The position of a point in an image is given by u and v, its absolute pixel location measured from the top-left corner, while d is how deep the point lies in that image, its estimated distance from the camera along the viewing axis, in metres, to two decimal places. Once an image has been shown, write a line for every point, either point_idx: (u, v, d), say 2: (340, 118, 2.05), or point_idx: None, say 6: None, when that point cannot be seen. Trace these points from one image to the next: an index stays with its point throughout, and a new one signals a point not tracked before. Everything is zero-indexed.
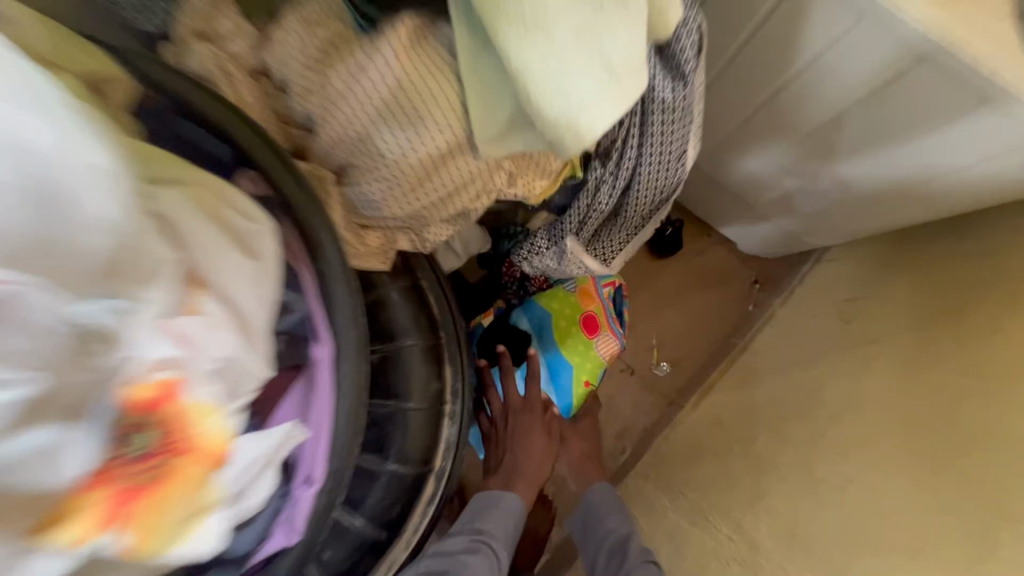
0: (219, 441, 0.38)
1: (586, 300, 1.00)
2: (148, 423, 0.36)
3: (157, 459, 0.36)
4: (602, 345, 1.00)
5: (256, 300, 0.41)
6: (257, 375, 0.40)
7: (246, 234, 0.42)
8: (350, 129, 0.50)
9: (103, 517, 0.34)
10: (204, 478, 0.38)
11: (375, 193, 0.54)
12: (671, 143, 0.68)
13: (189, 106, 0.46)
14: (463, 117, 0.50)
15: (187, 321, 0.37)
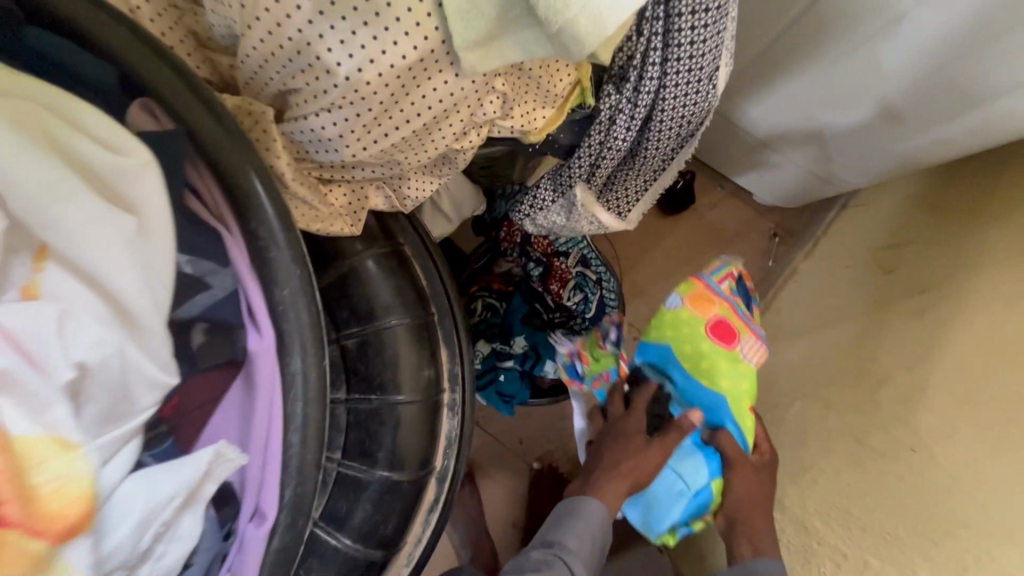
0: (62, 499, 0.28)
1: (704, 306, 0.76)
2: None
3: None
4: (749, 352, 0.75)
5: (127, 278, 0.30)
6: (136, 388, 0.30)
7: (115, 174, 0.30)
8: (281, 37, 0.37)
9: None
10: (44, 552, 0.28)
11: (326, 129, 0.41)
12: (703, 56, 0.54)
13: (41, 10, 0.33)
14: (438, 12, 0.37)
15: (14, 313, 0.28)
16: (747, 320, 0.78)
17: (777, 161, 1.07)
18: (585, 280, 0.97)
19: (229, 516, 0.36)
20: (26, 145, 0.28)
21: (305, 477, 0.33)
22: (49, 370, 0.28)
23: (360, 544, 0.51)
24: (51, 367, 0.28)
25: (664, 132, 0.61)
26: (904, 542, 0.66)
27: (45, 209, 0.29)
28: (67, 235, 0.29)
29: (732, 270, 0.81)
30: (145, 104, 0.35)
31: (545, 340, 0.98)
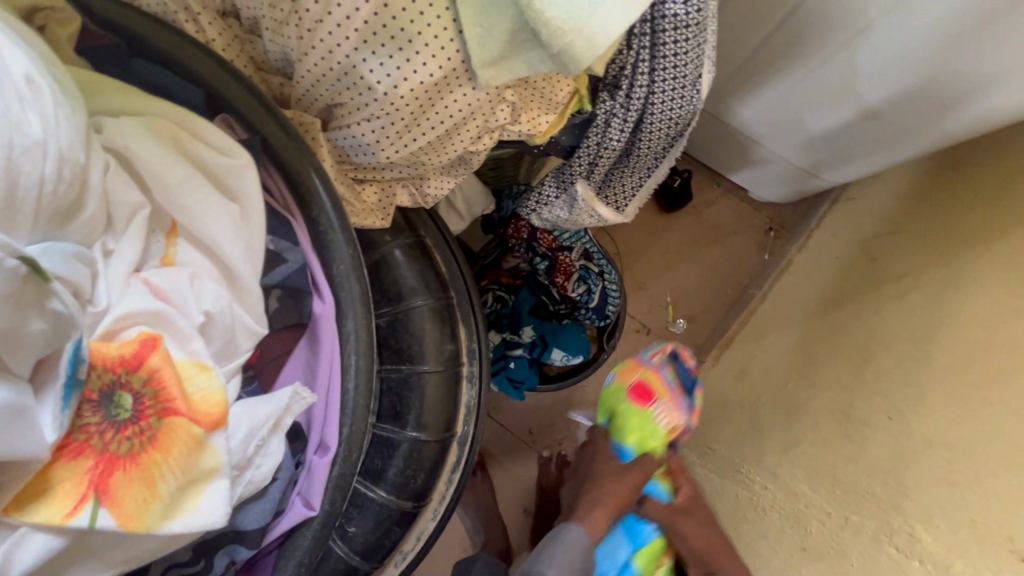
0: (206, 403, 0.37)
1: (629, 374, 0.85)
2: (135, 383, 0.36)
3: (142, 423, 0.36)
4: (663, 414, 0.81)
5: (237, 248, 0.40)
6: (247, 332, 0.41)
7: (221, 169, 0.40)
8: (332, 62, 0.44)
9: (88, 486, 0.34)
10: (198, 442, 0.36)
11: (365, 135, 0.49)
12: (686, 66, 0.61)
13: (145, 43, 0.41)
14: (459, 38, 0.44)
15: (162, 274, 0.38)
16: (672, 388, 0.84)
17: (766, 159, 1.14)
18: (586, 273, 1.05)
19: (298, 450, 0.45)
20: (167, 151, 0.39)
21: (357, 417, 0.41)
22: (189, 312, 0.38)
23: (393, 496, 0.58)
24: (189, 311, 0.38)
25: (654, 133, 0.68)
26: (881, 500, 0.73)
27: (181, 199, 0.39)
28: (192, 217, 0.39)
29: (666, 346, 0.88)
30: (225, 119, 0.44)
31: (552, 330, 1.08)
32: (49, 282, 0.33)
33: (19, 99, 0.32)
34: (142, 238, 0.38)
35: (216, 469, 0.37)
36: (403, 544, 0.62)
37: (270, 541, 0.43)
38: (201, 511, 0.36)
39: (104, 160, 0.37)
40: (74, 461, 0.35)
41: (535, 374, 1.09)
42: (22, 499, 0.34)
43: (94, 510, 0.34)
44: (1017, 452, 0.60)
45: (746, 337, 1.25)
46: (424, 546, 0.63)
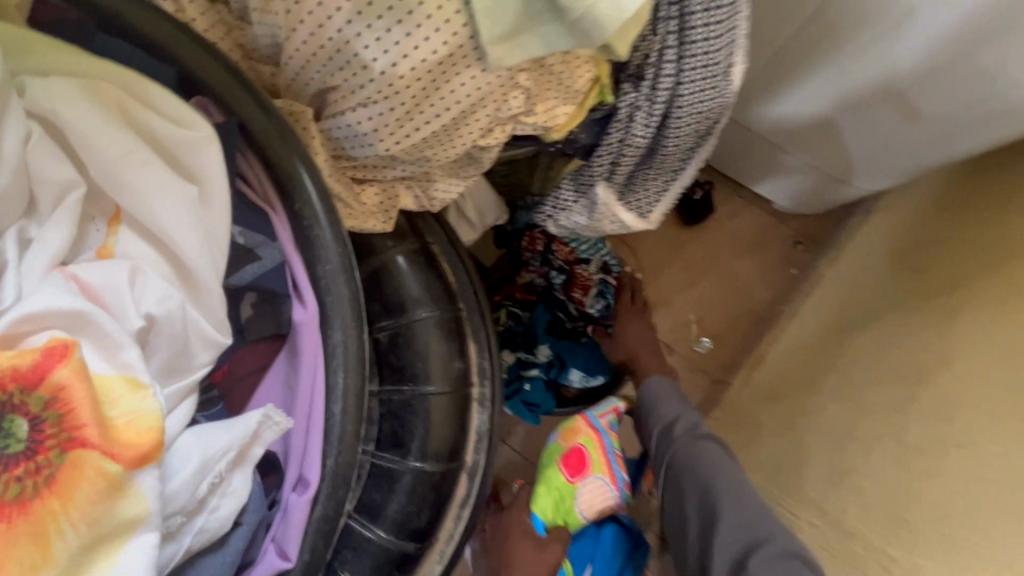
0: (124, 435, 0.31)
1: (571, 435, 0.85)
2: (36, 408, 0.30)
3: (43, 458, 0.30)
4: (588, 489, 0.82)
5: (193, 237, 0.35)
6: (200, 343, 0.35)
7: (181, 143, 0.35)
8: (321, 40, 0.40)
9: None
10: (112, 483, 0.31)
11: (361, 124, 0.43)
12: (718, 52, 0.56)
13: (113, 19, 0.36)
14: (465, 9, 0.39)
15: (89, 268, 0.33)
16: (609, 461, 0.85)
17: (794, 166, 1.07)
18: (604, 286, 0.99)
19: (275, 487, 0.39)
20: (109, 120, 0.34)
21: (346, 447, 0.35)
22: (126, 319, 0.33)
23: (394, 536, 0.51)
24: (126, 316, 0.33)
25: (682, 130, 0.62)
26: (951, 541, 0.64)
27: (122, 176, 0.34)
28: (140, 201, 0.34)
29: (618, 408, 0.89)
30: (201, 101, 0.39)
31: (570, 348, 1.00)
32: None
33: None
34: (71, 223, 0.34)
35: (140, 518, 0.31)
36: None
37: None
38: (118, 562, 0.31)
39: (24, 126, 0.32)
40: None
41: (552, 398, 1.02)
42: None
43: None
44: None
45: (777, 358, 1.16)
46: None
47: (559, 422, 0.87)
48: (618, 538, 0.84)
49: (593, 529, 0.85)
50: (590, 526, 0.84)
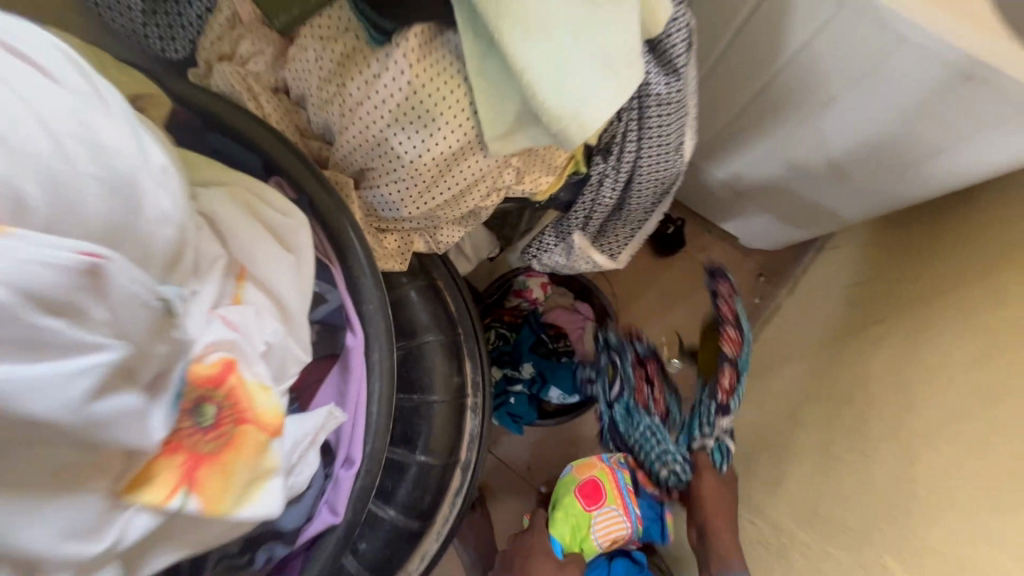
0: (272, 414, 0.41)
1: (586, 468, 0.99)
2: (213, 395, 0.39)
3: (224, 427, 0.39)
4: (603, 517, 0.96)
5: (293, 287, 0.47)
6: (298, 360, 0.46)
7: (280, 227, 0.48)
8: (366, 136, 0.53)
9: (175, 481, 0.37)
10: (264, 445, 0.40)
11: (392, 194, 0.57)
12: (668, 134, 0.71)
13: (217, 120, 0.51)
14: (473, 118, 0.53)
15: (233, 309, 0.43)
16: (623, 493, 0.98)
17: (752, 209, 1.23)
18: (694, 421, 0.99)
19: (326, 464, 0.50)
20: (238, 209, 0.46)
21: (378, 437, 0.47)
22: (253, 340, 0.43)
23: (402, 515, 0.64)
24: (254, 340, 0.43)
25: (642, 192, 0.77)
26: (856, 534, 0.77)
27: (252, 250, 0.46)
28: (264, 269, 0.46)
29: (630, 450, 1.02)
30: (278, 181, 0.52)
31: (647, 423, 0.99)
32: (156, 314, 0.35)
33: (142, 176, 0.36)
34: (218, 281, 0.43)
35: (272, 470, 0.40)
36: (407, 564, 0.66)
37: (300, 543, 0.48)
38: (260, 502, 0.39)
39: (200, 222, 0.44)
40: (161, 457, 0.37)
41: (533, 410, 1.16)
42: (124, 487, 0.36)
43: (181, 499, 0.37)
44: (982, 489, 0.65)
45: None
46: (428, 567, 0.67)
47: (576, 458, 1.00)
48: (627, 568, 0.97)
49: (605, 560, 0.98)
50: (602, 557, 0.98)
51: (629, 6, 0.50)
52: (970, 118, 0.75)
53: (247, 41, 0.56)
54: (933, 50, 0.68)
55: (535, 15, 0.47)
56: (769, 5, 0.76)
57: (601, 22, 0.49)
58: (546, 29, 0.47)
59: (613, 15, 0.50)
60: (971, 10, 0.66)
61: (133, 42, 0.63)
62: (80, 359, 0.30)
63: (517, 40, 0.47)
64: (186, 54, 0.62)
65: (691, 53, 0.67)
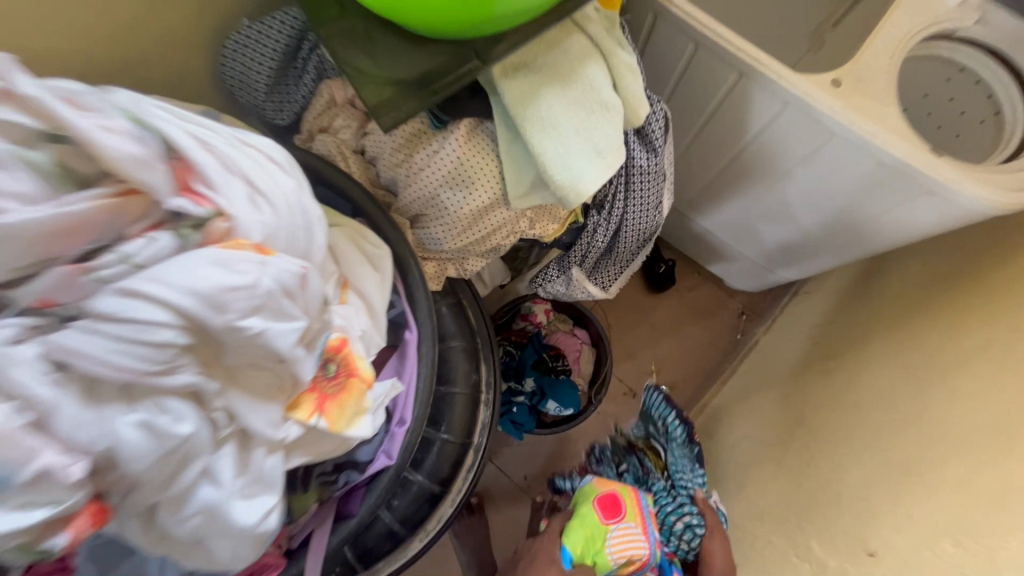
0: (372, 374, 0.53)
1: (606, 483, 1.00)
2: (337, 357, 0.51)
3: (341, 377, 0.50)
4: (619, 532, 0.95)
5: (379, 292, 0.64)
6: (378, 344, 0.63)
7: (373, 254, 0.65)
8: (423, 192, 0.74)
9: (313, 408, 0.48)
10: (367, 393, 0.52)
11: (437, 234, 0.78)
12: (649, 195, 0.91)
13: (319, 175, 0.71)
14: (501, 183, 0.73)
15: (342, 306, 0.59)
16: (641, 511, 0.98)
17: (731, 255, 1.42)
18: (682, 480, 1.10)
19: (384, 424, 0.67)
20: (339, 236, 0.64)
21: (423, 405, 0.65)
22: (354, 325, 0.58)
23: (428, 479, 0.82)
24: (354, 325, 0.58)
25: (629, 238, 0.97)
26: (794, 528, 0.93)
27: (352, 264, 0.63)
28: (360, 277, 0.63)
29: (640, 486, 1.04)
30: (361, 219, 0.72)
31: (661, 496, 1.10)
32: (319, 306, 0.46)
33: (312, 222, 0.48)
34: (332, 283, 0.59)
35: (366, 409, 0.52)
36: (428, 522, 0.83)
37: (365, 475, 0.64)
38: (362, 430, 0.52)
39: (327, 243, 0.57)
40: (303, 392, 0.48)
41: (533, 419, 1.33)
42: (287, 405, 0.47)
43: (316, 420, 0.48)
44: (885, 485, 0.82)
45: (718, 404, 1.46)
46: (443, 526, 0.83)
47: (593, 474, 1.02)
48: None
49: None
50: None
51: (616, 111, 0.71)
52: (891, 194, 0.94)
53: (339, 118, 0.77)
54: (854, 142, 0.89)
55: (549, 118, 0.68)
56: (733, 100, 0.97)
57: (596, 122, 0.70)
58: (556, 123, 0.68)
59: (604, 117, 0.71)
60: (881, 114, 0.88)
61: (250, 110, 0.84)
62: (291, 322, 0.41)
63: (535, 134, 0.68)
64: (289, 120, 0.84)
65: (666, 137, 0.89)
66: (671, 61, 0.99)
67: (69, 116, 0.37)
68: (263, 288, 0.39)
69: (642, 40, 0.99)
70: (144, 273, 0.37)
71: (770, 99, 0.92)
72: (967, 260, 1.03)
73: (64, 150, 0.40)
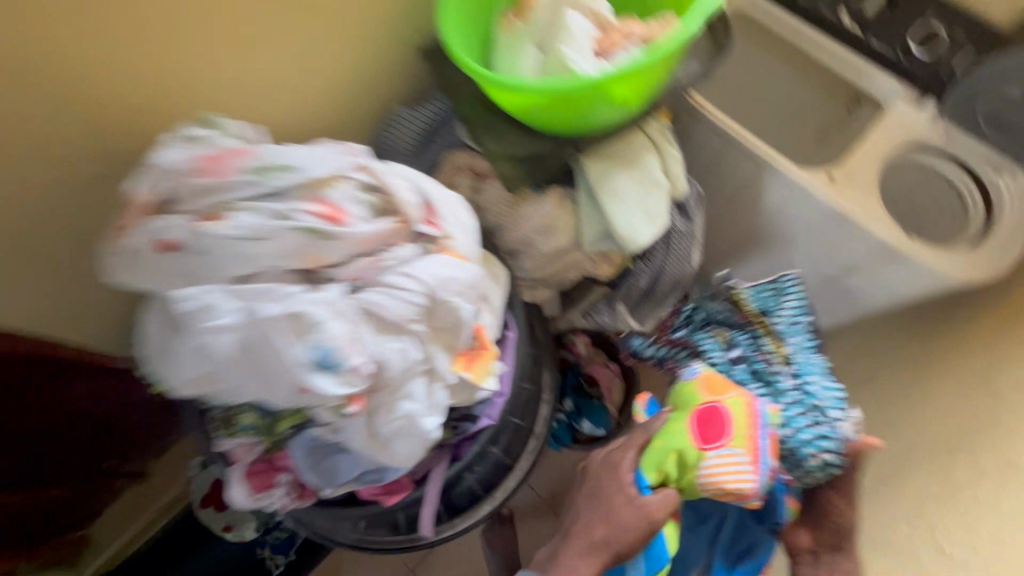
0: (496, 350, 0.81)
1: (719, 399, 0.93)
2: (478, 335, 0.78)
3: (480, 348, 0.77)
4: (719, 458, 0.87)
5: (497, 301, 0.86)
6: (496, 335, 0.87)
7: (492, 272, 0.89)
8: (521, 235, 1.01)
9: (464, 363, 0.75)
10: (492, 362, 0.79)
11: (527, 266, 1.05)
12: (684, 250, 1.17)
13: None
14: (578, 231, 1.01)
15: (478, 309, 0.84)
16: (752, 439, 0.89)
17: None
18: (812, 384, 1.11)
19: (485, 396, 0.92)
20: None
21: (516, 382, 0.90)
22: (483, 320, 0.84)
23: (501, 455, 1.03)
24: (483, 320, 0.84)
25: (667, 284, 1.20)
26: None
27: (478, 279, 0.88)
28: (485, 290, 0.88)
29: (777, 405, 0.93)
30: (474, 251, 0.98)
31: (789, 399, 1.11)
32: (478, 301, 0.72)
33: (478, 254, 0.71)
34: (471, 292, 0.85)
35: (491, 373, 0.78)
36: (497, 487, 1.05)
37: (473, 429, 0.89)
38: (488, 384, 0.78)
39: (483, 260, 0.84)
40: (457, 354, 0.75)
41: (568, 434, 1.56)
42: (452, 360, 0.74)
43: (464, 372, 0.74)
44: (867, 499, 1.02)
45: None
46: (509, 494, 1.05)
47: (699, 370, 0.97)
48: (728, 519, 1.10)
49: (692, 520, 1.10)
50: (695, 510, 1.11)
51: (661, 187, 1.00)
52: (876, 267, 1.19)
53: (460, 177, 1.04)
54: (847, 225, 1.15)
55: (615, 188, 0.97)
56: (751, 185, 1.25)
57: (649, 193, 0.98)
58: (623, 194, 0.97)
59: (653, 191, 0.99)
60: (867, 206, 1.14)
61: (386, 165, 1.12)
62: (468, 305, 0.67)
63: (605, 198, 0.97)
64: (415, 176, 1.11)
65: (697, 209, 1.18)
66: (703, 152, 1.28)
67: (388, 179, 0.65)
68: (458, 279, 0.66)
69: (682, 133, 1.29)
70: (403, 263, 0.64)
71: (781, 187, 1.19)
72: (943, 328, 1.24)
73: (378, 197, 0.65)
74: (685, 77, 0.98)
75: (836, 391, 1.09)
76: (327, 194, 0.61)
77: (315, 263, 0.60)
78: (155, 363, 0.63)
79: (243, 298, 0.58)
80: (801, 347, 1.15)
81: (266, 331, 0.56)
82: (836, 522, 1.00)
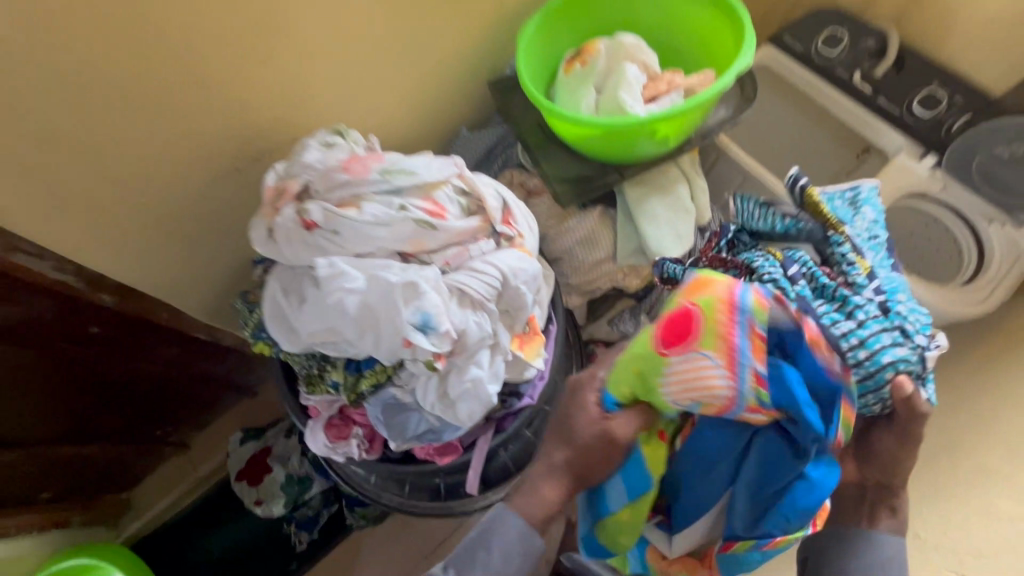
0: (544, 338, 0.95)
1: (693, 295, 0.78)
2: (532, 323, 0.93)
3: (534, 334, 0.92)
4: (684, 362, 0.76)
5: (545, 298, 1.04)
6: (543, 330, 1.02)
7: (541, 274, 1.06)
8: (564, 246, 1.18)
9: (519, 343, 0.90)
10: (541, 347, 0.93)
11: (566, 274, 1.21)
12: None
13: None
14: (614, 245, 1.16)
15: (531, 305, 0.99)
16: (728, 340, 0.75)
17: None
18: (899, 308, 0.87)
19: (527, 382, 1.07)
20: None
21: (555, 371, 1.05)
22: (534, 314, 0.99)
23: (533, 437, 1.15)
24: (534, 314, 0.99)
25: None
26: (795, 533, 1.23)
27: None
28: None
29: (769, 296, 0.76)
30: None
31: (866, 314, 0.86)
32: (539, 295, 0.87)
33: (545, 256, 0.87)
34: None
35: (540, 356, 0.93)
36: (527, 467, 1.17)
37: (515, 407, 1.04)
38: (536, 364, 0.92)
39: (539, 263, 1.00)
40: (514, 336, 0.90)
41: None
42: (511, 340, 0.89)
43: (519, 350, 0.89)
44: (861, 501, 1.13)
45: None
46: None
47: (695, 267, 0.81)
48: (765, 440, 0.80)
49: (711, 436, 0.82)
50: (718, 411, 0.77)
51: (690, 213, 1.15)
52: None
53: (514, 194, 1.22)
54: None
55: (649, 210, 1.13)
56: None
57: (679, 216, 1.13)
58: (656, 215, 1.12)
59: (683, 215, 1.14)
60: None
61: None
62: (532, 294, 0.82)
63: (640, 218, 1.13)
64: None
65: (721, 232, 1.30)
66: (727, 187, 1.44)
67: (479, 186, 0.82)
68: (526, 271, 0.81)
69: (708, 169, 1.45)
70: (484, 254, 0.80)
71: None
72: None
73: (469, 200, 0.82)
74: (714, 121, 1.15)
75: (921, 312, 0.87)
76: (435, 194, 0.79)
77: (418, 246, 0.77)
78: (276, 319, 0.78)
79: (365, 270, 0.74)
80: (880, 262, 0.93)
81: (384, 297, 0.73)
82: (886, 461, 0.83)
